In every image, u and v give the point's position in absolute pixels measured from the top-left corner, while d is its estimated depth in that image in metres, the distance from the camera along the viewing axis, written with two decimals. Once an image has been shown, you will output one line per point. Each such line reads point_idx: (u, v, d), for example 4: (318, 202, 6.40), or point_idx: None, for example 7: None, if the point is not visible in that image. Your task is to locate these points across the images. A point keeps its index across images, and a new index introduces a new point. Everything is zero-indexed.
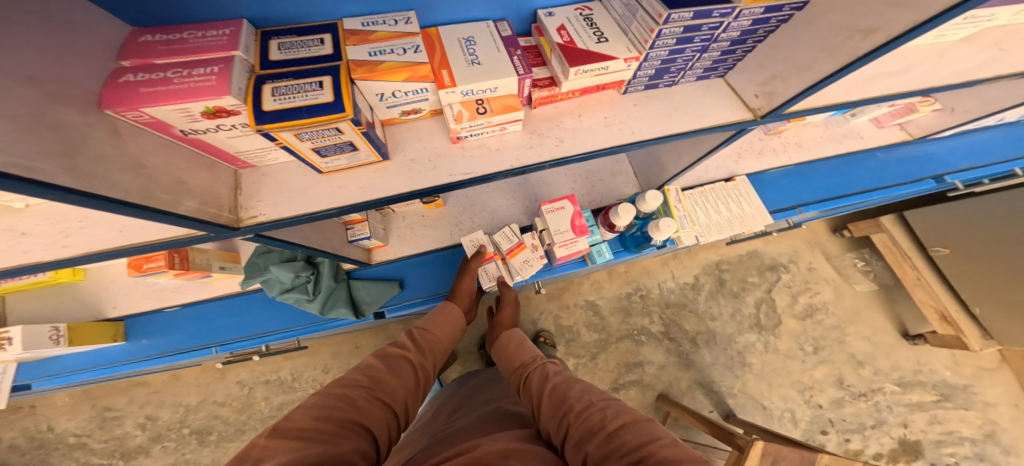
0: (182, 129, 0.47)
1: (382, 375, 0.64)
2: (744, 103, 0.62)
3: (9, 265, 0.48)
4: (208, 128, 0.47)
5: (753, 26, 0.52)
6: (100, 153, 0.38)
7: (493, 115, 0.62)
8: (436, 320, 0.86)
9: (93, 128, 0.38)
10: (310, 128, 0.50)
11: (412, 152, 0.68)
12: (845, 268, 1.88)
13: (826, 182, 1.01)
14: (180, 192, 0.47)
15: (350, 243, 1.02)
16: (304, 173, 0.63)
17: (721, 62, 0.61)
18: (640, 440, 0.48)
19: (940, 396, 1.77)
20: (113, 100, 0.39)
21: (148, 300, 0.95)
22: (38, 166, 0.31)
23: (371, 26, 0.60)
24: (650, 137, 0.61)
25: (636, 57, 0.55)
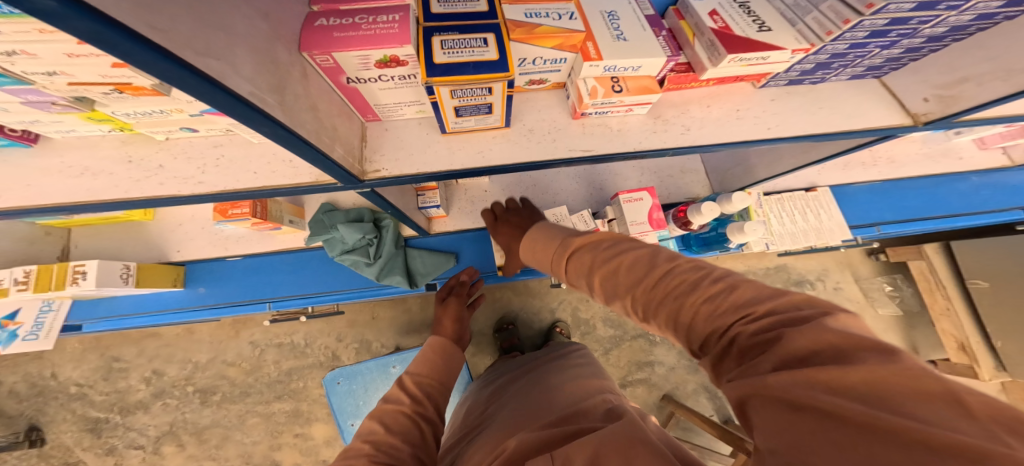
0: (348, 77, 0.45)
1: (381, 437, 0.59)
2: (905, 107, 0.66)
3: (143, 196, 0.46)
4: (377, 75, 0.46)
5: (958, 27, 0.53)
6: (297, 92, 0.37)
7: (629, 94, 0.60)
8: (430, 356, 0.76)
9: (294, 67, 0.38)
10: (468, 85, 0.47)
11: (531, 122, 0.66)
12: (872, 291, 1.93)
13: (908, 201, 1.10)
14: (334, 138, 0.45)
15: (418, 209, 0.99)
16: (426, 132, 0.60)
17: (894, 61, 0.62)
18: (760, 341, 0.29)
19: None
20: (310, 43, 0.39)
21: (213, 248, 0.91)
22: (265, 97, 0.31)
23: (534, 18, 0.54)
24: (785, 135, 0.63)
25: (807, 49, 0.54)
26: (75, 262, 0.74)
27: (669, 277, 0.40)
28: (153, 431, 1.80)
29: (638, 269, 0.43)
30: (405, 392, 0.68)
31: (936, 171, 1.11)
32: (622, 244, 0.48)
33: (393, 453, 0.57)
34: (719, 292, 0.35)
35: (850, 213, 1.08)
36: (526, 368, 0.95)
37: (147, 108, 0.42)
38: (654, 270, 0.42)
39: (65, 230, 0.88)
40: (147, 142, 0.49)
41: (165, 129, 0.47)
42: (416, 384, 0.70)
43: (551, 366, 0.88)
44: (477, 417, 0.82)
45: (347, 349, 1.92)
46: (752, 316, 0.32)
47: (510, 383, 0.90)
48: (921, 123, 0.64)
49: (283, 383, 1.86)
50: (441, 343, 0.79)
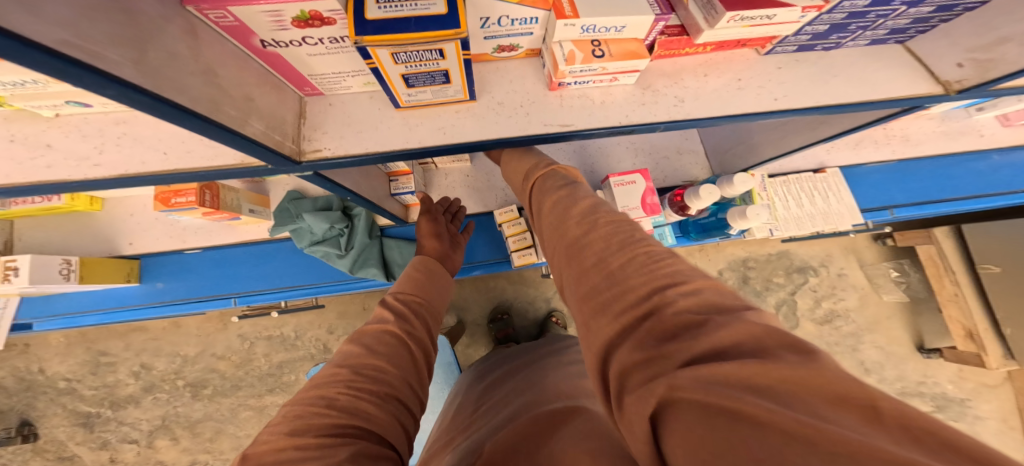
0: (263, 39, 0.37)
1: (363, 358, 0.50)
2: (933, 74, 0.57)
3: (28, 180, 0.39)
4: (293, 40, 0.37)
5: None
6: (174, 52, 0.30)
7: (612, 60, 0.52)
8: (414, 275, 0.69)
9: (171, 23, 0.30)
10: (416, 46, 0.38)
11: (501, 94, 0.57)
12: (877, 277, 1.85)
13: (925, 182, 1.01)
14: (248, 110, 0.37)
15: (391, 196, 0.91)
16: (377, 106, 0.52)
17: (920, 23, 0.54)
18: (668, 316, 0.29)
19: (934, 406, 1.78)
20: None
21: (169, 240, 0.85)
22: (101, 51, 0.24)
23: None
24: (797, 106, 0.55)
25: (819, 7, 0.46)
26: (6, 259, 0.68)
27: (618, 233, 0.40)
28: (146, 424, 1.78)
29: (593, 221, 0.42)
30: (388, 310, 0.60)
31: (950, 149, 1.01)
32: (589, 198, 0.47)
33: (378, 376, 0.49)
34: (659, 265, 0.34)
35: (860, 196, 1.01)
36: (515, 366, 0.87)
37: (19, 75, 0.36)
38: (595, 228, 0.41)
39: (7, 221, 0.81)
40: (34, 119, 0.42)
41: (49, 102, 0.39)
42: (401, 303, 0.62)
43: (548, 360, 0.81)
44: (466, 419, 0.74)
45: (338, 342, 1.87)
46: (684, 292, 0.31)
47: (501, 383, 0.81)
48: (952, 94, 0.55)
49: (275, 376, 1.83)
50: (427, 264, 0.72)
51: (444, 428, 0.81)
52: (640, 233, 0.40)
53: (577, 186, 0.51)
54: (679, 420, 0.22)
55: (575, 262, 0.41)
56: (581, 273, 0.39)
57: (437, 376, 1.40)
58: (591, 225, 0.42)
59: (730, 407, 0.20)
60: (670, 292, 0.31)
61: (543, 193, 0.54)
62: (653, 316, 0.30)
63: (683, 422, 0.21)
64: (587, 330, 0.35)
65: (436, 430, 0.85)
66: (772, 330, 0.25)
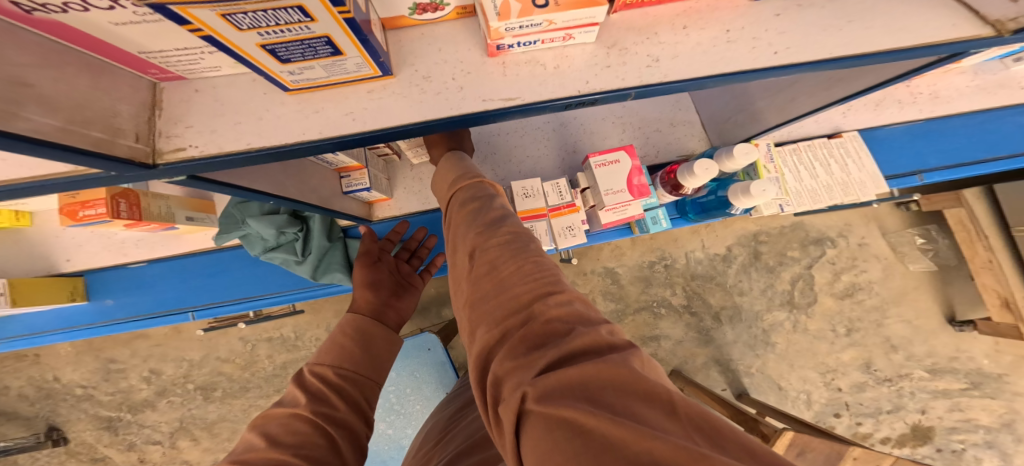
0: (14, 1, 0.25)
1: (260, 453, 0.43)
2: (978, 13, 0.43)
3: None
4: (64, 3, 0.26)
5: None
6: None
7: (558, 10, 0.40)
8: (343, 343, 0.60)
9: None
10: (250, 4, 0.27)
11: (426, 66, 0.46)
12: (901, 245, 1.65)
13: (959, 142, 0.84)
14: (23, 99, 0.26)
15: (345, 194, 0.81)
16: (262, 91, 0.41)
17: None
18: (544, 323, 0.31)
19: (969, 384, 1.63)
20: None
21: (107, 254, 0.79)
22: None
23: None
24: (802, 60, 0.42)
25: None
26: None
27: (513, 240, 0.40)
28: (166, 426, 1.80)
29: (492, 231, 0.41)
30: (305, 390, 0.52)
31: (988, 104, 0.84)
32: (494, 210, 0.46)
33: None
34: (546, 274, 0.36)
35: (881, 163, 0.84)
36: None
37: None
38: (494, 235, 0.41)
39: None
40: None
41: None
42: (320, 381, 0.53)
43: None
44: (431, 448, 0.62)
45: None
46: (558, 301, 0.34)
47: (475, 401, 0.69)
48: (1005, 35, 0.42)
49: (280, 376, 1.81)
50: (359, 326, 0.63)
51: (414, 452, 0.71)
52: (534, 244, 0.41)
53: (492, 196, 0.50)
54: (532, 427, 0.24)
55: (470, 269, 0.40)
56: (473, 279, 0.39)
57: (431, 375, 1.34)
58: (487, 233, 0.41)
59: (569, 416, 0.23)
60: (545, 303, 0.33)
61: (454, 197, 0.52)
62: (527, 324, 0.32)
63: (532, 426, 0.24)
64: (475, 332, 0.36)
65: (411, 451, 0.75)
66: (616, 342, 0.30)
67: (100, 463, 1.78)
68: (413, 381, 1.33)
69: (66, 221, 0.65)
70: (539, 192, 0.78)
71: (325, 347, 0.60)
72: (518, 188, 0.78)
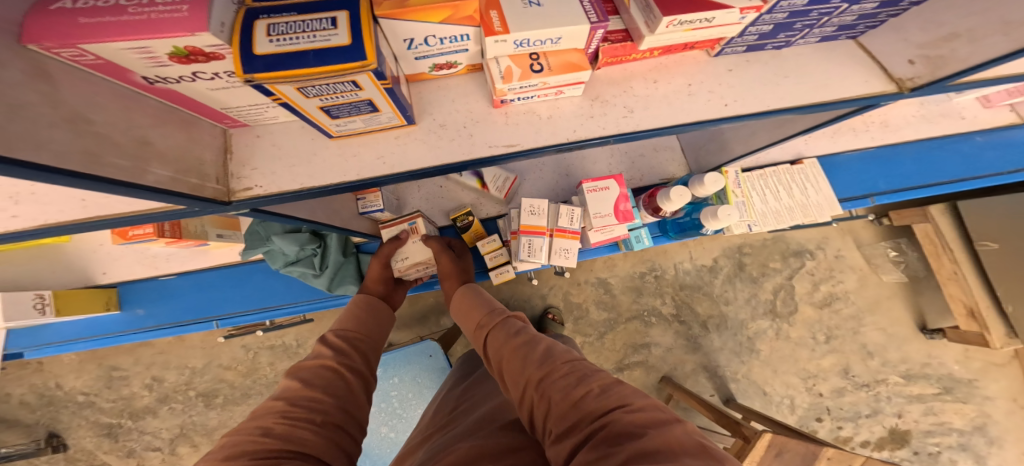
0: (145, 76, 0.34)
1: (299, 391, 0.50)
2: (887, 72, 0.52)
3: None
4: (182, 75, 0.35)
5: (853, 21, 0.49)
6: (19, 100, 0.24)
7: (552, 74, 0.49)
8: (356, 312, 0.71)
9: (12, 69, 0.24)
10: (320, 81, 0.37)
11: (442, 115, 0.55)
12: (874, 257, 1.77)
13: (909, 168, 0.95)
14: (145, 157, 0.35)
15: (360, 215, 0.90)
16: (310, 136, 0.51)
17: (861, 21, 0.49)
18: (619, 429, 0.35)
19: (941, 389, 1.73)
20: (34, 29, 0.26)
21: (140, 267, 0.85)
22: None
23: None
24: (748, 111, 0.49)
25: (758, 7, 0.40)
26: None
27: (564, 364, 0.46)
28: (166, 433, 1.81)
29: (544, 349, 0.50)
30: (327, 346, 0.61)
31: (932, 133, 0.96)
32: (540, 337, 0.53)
33: (313, 406, 0.48)
34: (607, 388, 0.40)
35: (838, 185, 0.95)
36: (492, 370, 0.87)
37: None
38: (546, 361, 0.47)
39: None
40: None
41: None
42: (340, 340, 0.63)
43: None
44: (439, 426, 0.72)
45: None
46: (628, 410, 0.37)
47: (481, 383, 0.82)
48: (905, 90, 0.51)
49: None
50: (368, 300, 0.74)
51: (422, 426, 0.81)
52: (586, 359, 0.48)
53: (524, 327, 0.58)
54: None
55: (536, 397, 0.45)
56: (540, 400, 0.44)
57: (432, 380, 1.41)
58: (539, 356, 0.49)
59: None
60: (617, 410, 0.37)
61: (493, 331, 0.60)
62: (604, 427, 0.36)
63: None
64: (555, 447, 0.39)
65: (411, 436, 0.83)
66: (690, 441, 0.33)
67: None
68: (415, 387, 1.40)
69: (116, 240, 0.73)
70: (545, 211, 0.86)
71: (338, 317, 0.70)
72: (526, 205, 0.86)
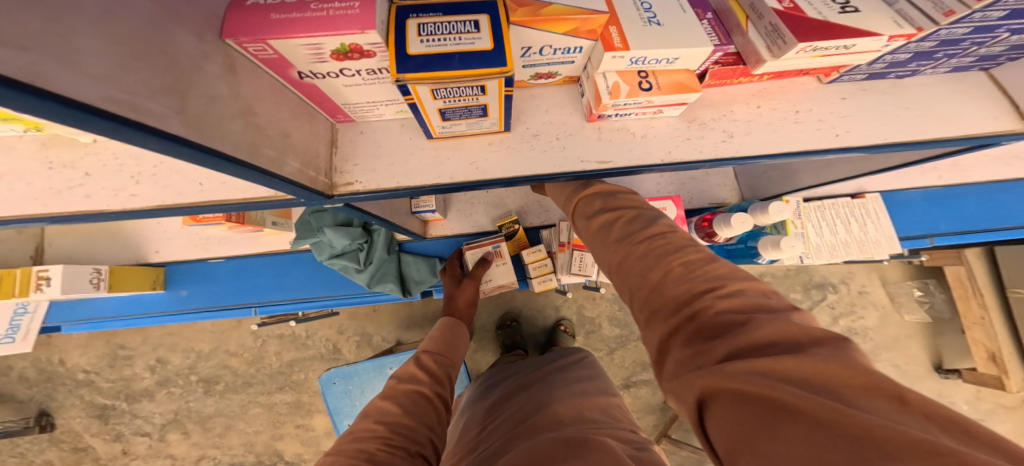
0: (300, 71, 0.35)
1: (397, 418, 0.52)
2: (1017, 108, 0.49)
3: (74, 211, 0.38)
4: (332, 71, 0.36)
5: (994, 54, 0.46)
6: (213, 92, 0.27)
7: (659, 93, 0.48)
8: (446, 339, 0.73)
9: (210, 60, 0.27)
10: (456, 83, 0.37)
11: (535, 124, 0.55)
12: (900, 296, 1.78)
13: (974, 210, 0.96)
14: (285, 149, 0.36)
15: (411, 214, 0.90)
16: (409, 136, 0.51)
17: (996, 57, 0.47)
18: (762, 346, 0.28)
19: None
20: (237, 27, 0.29)
21: (193, 249, 0.85)
22: (144, 103, 0.22)
23: None
24: (863, 143, 0.49)
25: (909, 35, 0.39)
26: (39, 268, 0.68)
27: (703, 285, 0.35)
28: (159, 418, 1.73)
29: (663, 255, 0.39)
30: (421, 369, 0.62)
31: (1002, 175, 0.95)
32: (682, 251, 0.39)
33: (410, 434, 0.50)
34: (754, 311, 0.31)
35: (899, 222, 0.96)
36: (520, 384, 0.83)
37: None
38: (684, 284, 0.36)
39: (38, 228, 0.80)
40: (73, 145, 0.40)
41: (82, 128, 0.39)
42: (437, 365, 0.64)
43: (557, 377, 0.80)
44: (476, 439, 0.71)
45: (348, 343, 1.76)
46: (732, 301, 0.32)
47: (513, 397, 0.79)
48: None
49: (286, 375, 1.74)
50: (455, 329, 0.76)
51: (454, 445, 0.78)
52: (724, 266, 0.36)
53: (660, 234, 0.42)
54: (726, 413, 0.26)
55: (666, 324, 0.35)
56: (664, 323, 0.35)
57: None
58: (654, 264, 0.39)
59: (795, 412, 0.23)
60: (717, 304, 0.32)
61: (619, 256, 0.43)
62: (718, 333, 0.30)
63: (726, 413, 0.26)
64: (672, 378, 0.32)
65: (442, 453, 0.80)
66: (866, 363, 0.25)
67: (83, 453, 1.71)
68: None
69: (186, 221, 0.75)
70: None
71: (428, 339, 0.72)
72: None
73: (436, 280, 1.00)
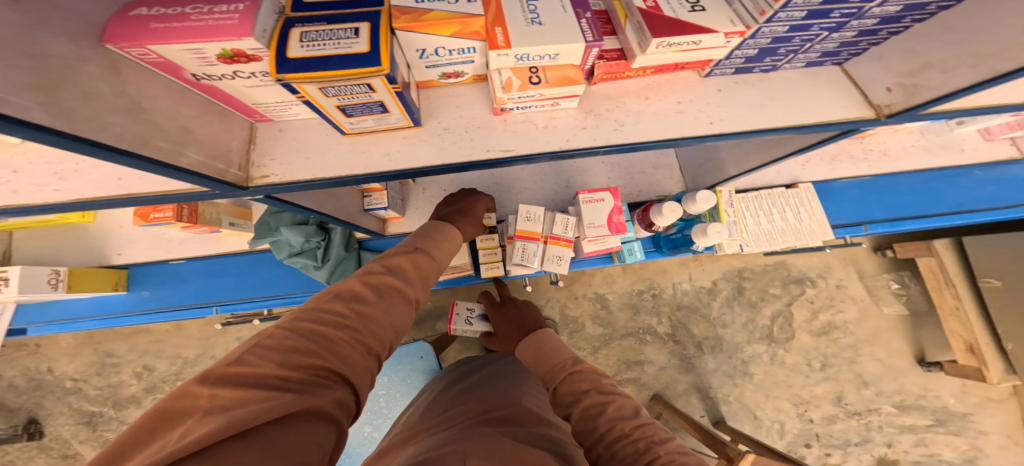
0: (194, 73, 0.40)
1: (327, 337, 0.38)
2: (865, 97, 0.54)
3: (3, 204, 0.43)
4: (224, 73, 0.41)
5: (838, 48, 0.51)
6: (90, 91, 0.31)
7: (548, 86, 0.52)
8: (403, 264, 0.51)
9: (88, 63, 0.31)
10: (339, 82, 0.42)
11: (447, 120, 0.59)
12: (877, 289, 1.78)
13: (905, 199, 0.97)
14: (184, 142, 0.40)
15: (365, 211, 0.94)
16: (326, 133, 0.56)
17: (849, 46, 0.51)
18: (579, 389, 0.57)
19: (934, 421, 1.71)
20: (115, 34, 0.33)
21: (155, 250, 0.90)
22: (11, 99, 0.24)
23: (426, 3, 0.48)
24: (732, 130, 0.53)
25: (741, 33, 0.44)
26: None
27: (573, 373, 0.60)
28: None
29: (650, 447, 0.46)
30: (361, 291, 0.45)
31: (932, 164, 0.97)
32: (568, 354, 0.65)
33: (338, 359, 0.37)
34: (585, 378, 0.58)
35: (833, 211, 0.97)
36: (479, 381, 0.86)
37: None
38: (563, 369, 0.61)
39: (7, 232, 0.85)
40: None
41: None
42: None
43: (512, 382, 0.83)
44: (423, 426, 0.72)
45: None
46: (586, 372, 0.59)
47: (467, 393, 0.81)
48: (882, 117, 0.53)
49: None
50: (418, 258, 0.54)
51: (401, 428, 0.80)
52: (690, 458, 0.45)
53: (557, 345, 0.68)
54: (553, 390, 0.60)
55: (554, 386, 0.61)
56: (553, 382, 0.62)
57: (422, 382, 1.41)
58: (644, 454, 0.45)
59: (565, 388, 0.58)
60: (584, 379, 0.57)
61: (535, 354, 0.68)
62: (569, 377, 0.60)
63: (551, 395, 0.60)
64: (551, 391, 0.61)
65: (394, 433, 0.81)
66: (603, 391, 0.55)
67: (71, 459, 1.74)
68: (404, 387, 1.39)
69: (135, 222, 0.79)
70: (541, 218, 0.89)
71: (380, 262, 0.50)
72: (522, 211, 0.90)
73: None
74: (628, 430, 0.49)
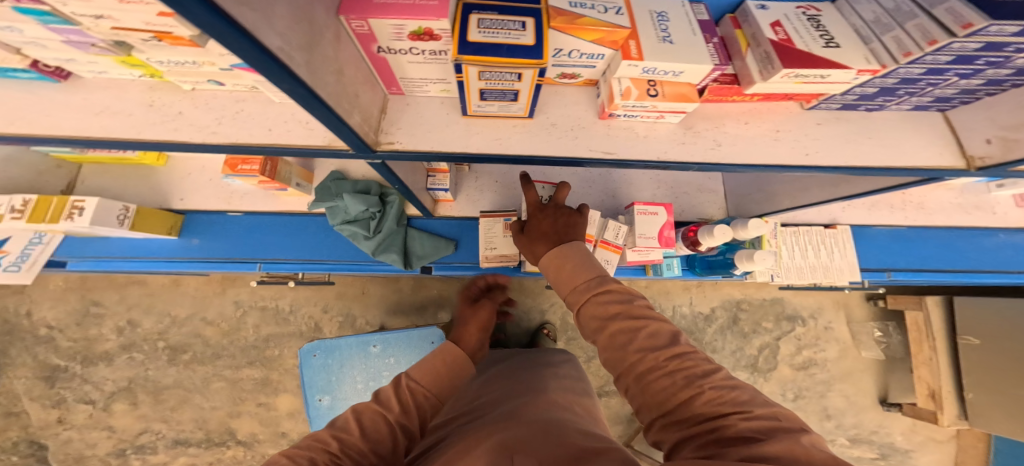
0: (377, 46, 0.44)
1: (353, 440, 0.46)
2: (962, 148, 0.60)
3: (167, 138, 0.46)
4: (402, 47, 0.44)
5: (952, 95, 0.57)
6: (326, 55, 0.36)
7: (664, 100, 0.56)
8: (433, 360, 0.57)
9: (327, 30, 0.36)
10: (496, 69, 0.45)
11: (555, 116, 0.63)
12: (860, 333, 1.92)
13: (930, 251, 1.07)
14: (353, 105, 0.43)
15: (426, 190, 0.95)
16: (446, 111, 0.58)
17: (955, 97, 0.58)
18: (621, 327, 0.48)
19: (878, 454, 1.86)
20: (349, 7, 0.38)
21: (216, 201, 0.89)
22: (293, 54, 0.30)
23: (578, 8, 0.51)
24: (827, 163, 0.59)
25: (876, 70, 0.49)
26: (76, 197, 0.70)
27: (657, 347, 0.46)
28: (110, 385, 1.64)
29: (692, 381, 0.41)
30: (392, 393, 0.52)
31: (963, 222, 1.08)
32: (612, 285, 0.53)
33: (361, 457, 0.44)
34: (634, 323, 0.48)
35: (866, 255, 1.07)
36: (508, 370, 0.87)
37: (181, 58, 0.42)
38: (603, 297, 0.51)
39: (76, 165, 0.87)
40: (176, 90, 0.49)
41: (194, 79, 0.47)
42: (412, 394, 0.52)
43: (540, 371, 0.83)
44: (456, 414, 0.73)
45: (331, 322, 1.73)
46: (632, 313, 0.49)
47: (497, 380, 0.82)
48: (974, 168, 0.59)
49: (259, 349, 1.69)
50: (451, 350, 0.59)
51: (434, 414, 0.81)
52: (744, 391, 0.40)
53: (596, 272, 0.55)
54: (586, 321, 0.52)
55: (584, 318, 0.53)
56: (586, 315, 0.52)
57: None
58: (700, 407, 0.38)
59: (605, 321, 0.49)
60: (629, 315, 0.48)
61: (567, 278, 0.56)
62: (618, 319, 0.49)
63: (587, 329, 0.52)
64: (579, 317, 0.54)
65: None
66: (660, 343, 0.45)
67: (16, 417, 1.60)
68: None
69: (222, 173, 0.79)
70: (593, 220, 0.92)
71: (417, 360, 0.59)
72: None
73: (438, 256, 1.04)
74: (727, 410, 0.37)
